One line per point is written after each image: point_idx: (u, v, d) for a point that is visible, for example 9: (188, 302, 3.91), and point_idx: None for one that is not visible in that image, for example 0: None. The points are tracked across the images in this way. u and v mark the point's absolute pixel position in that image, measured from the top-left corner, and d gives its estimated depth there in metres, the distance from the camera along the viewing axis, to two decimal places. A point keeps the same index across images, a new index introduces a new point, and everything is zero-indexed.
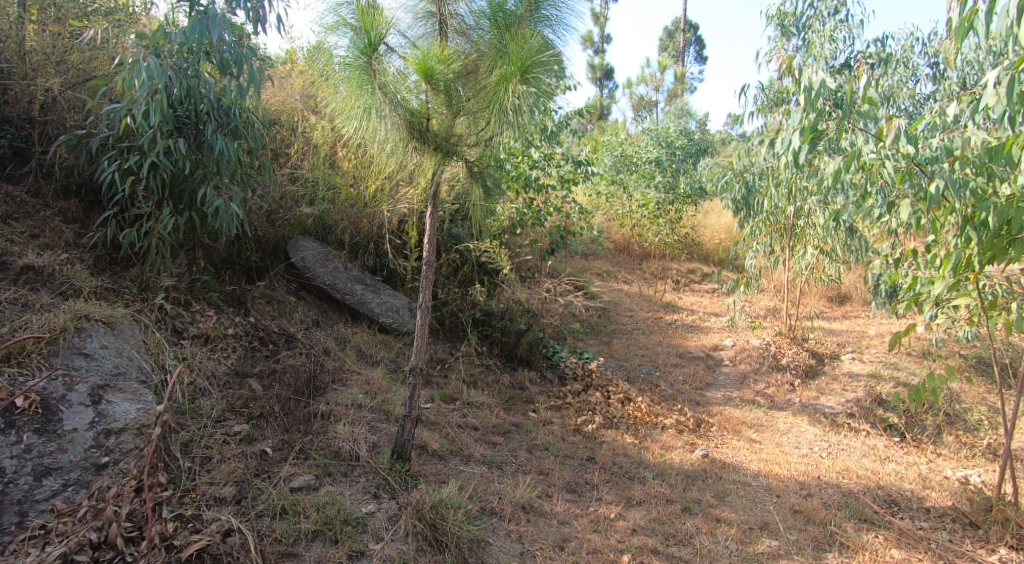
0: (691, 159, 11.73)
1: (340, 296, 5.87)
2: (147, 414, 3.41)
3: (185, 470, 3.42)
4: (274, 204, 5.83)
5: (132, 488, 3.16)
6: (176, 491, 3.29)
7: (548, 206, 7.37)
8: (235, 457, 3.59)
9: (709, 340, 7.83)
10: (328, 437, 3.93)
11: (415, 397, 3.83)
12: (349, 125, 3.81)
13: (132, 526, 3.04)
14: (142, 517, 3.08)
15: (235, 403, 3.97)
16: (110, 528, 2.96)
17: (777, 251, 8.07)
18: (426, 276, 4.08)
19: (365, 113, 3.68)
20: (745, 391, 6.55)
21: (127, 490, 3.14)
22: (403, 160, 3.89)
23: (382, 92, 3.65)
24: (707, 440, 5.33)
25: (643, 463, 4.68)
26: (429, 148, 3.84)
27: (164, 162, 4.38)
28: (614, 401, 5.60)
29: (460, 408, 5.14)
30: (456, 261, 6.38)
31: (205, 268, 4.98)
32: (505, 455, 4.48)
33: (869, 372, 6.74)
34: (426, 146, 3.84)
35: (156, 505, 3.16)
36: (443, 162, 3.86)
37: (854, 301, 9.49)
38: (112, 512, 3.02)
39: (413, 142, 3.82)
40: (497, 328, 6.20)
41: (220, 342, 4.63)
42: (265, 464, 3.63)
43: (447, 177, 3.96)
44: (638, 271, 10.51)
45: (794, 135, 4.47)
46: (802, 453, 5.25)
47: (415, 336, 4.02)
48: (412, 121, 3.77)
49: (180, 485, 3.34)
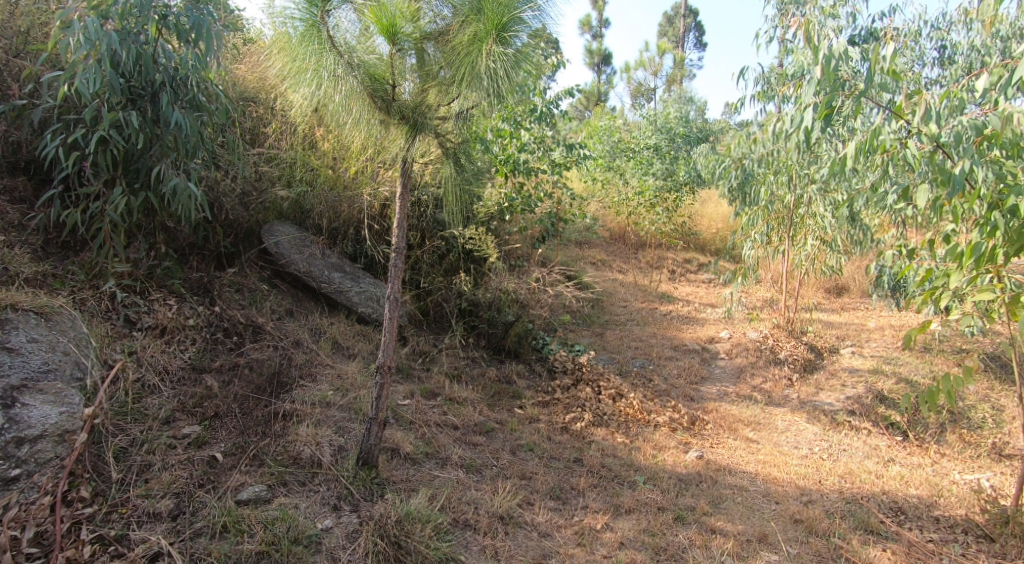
0: (689, 145, 11.35)
1: (315, 285, 5.54)
2: (71, 419, 3.11)
3: (116, 481, 3.11)
4: (247, 185, 5.49)
5: (43, 505, 2.86)
6: (102, 506, 2.99)
7: (539, 191, 7.00)
8: (177, 466, 3.27)
9: (705, 332, 7.52)
10: (287, 441, 3.61)
11: (383, 398, 3.48)
12: (298, 92, 3.49)
13: (36, 551, 2.74)
14: (51, 539, 2.79)
15: (187, 403, 3.65)
16: (5, 556, 2.67)
17: (776, 241, 7.79)
18: (395, 264, 3.73)
19: (315, 76, 3.40)
20: (741, 386, 6.24)
21: (36, 508, 2.84)
22: (369, 134, 3.58)
23: (333, 51, 3.37)
24: (701, 439, 5.00)
25: (633, 465, 4.35)
26: (397, 120, 3.55)
27: (114, 136, 4.10)
28: (605, 397, 5.27)
29: (440, 405, 4.81)
30: (441, 248, 6.01)
31: (165, 254, 4.69)
32: (485, 458, 4.16)
33: (870, 367, 6.42)
34: (395, 117, 3.54)
35: (75, 524, 2.88)
36: (413, 138, 3.55)
37: (853, 292, 9.17)
38: (10, 538, 2.72)
39: (380, 112, 3.53)
40: (484, 319, 5.89)
41: (178, 334, 4.32)
42: (212, 473, 3.31)
43: (417, 154, 3.64)
44: (632, 261, 10.18)
45: (807, 111, 4.07)
46: (801, 454, 4.92)
47: (384, 329, 3.66)
48: (375, 87, 3.48)
49: (108, 498, 3.04)
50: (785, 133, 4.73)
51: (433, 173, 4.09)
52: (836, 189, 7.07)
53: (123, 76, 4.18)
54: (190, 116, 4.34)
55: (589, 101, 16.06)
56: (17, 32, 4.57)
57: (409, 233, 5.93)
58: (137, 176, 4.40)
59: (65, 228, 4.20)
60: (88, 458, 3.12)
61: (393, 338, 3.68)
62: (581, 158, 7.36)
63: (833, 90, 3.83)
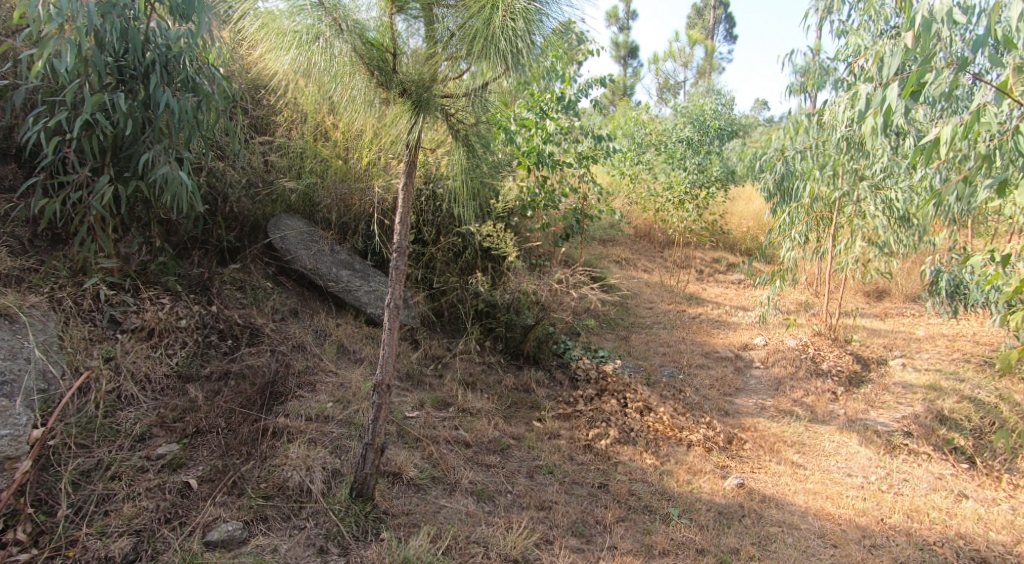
0: (722, 139, 10.79)
1: (322, 283, 5.15)
2: (14, 444, 2.81)
3: (66, 516, 2.80)
4: (253, 176, 5.14)
5: None
6: (44, 550, 2.69)
7: (564, 185, 6.53)
8: (143, 495, 2.95)
9: (738, 337, 7.03)
10: (274, 466, 3.24)
11: (379, 421, 3.07)
12: (283, 61, 3.11)
13: None
14: None
15: (168, 416, 3.30)
16: None
17: (815, 242, 7.30)
18: (396, 266, 3.31)
19: (306, 42, 3.04)
20: (780, 399, 5.75)
21: None
22: (367, 111, 3.20)
23: (326, 14, 3.03)
24: (741, 462, 4.55)
25: (665, 494, 3.93)
26: (398, 96, 3.16)
27: (100, 120, 3.71)
28: (632, 411, 4.83)
29: (452, 418, 4.40)
30: (457, 245, 5.58)
31: (161, 248, 4.32)
32: (499, 483, 3.75)
33: (926, 384, 5.94)
34: (396, 92, 3.16)
35: None
36: (415, 118, 3.15)
37: (894, 297, 8.58)
38: None
39: (379, 89, 3.16)
40: (502, 322, 5.46)
41: (168, 336, 3.93)
42: (180, 505, 2.97)
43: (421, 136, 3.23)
44: (658, 260, 9.71)
45: (894, 89, 3.85)
46: (855, 483, 4.42)
47: (384, 342, 3.23)
48: (373, 56, 3.11)
49: (53, 538, 2.73)
50: (865, 115, 4.45)
51: (443, 165, 3.72)
52: (889, 188, 6.64)
53: (111, 56, 3.81)
54: (183, 100, 3.94)
55: (614, 94, 15.55)
56: (10, 9, 4.26)
57: (423, 229, 5.51)
58: (127, 165, 4.03)
59: (45, 219, 3.81)
60: (33, 488, 2.81)
61: (393, 353, 3.24)
62: (609, 151, 6.86)
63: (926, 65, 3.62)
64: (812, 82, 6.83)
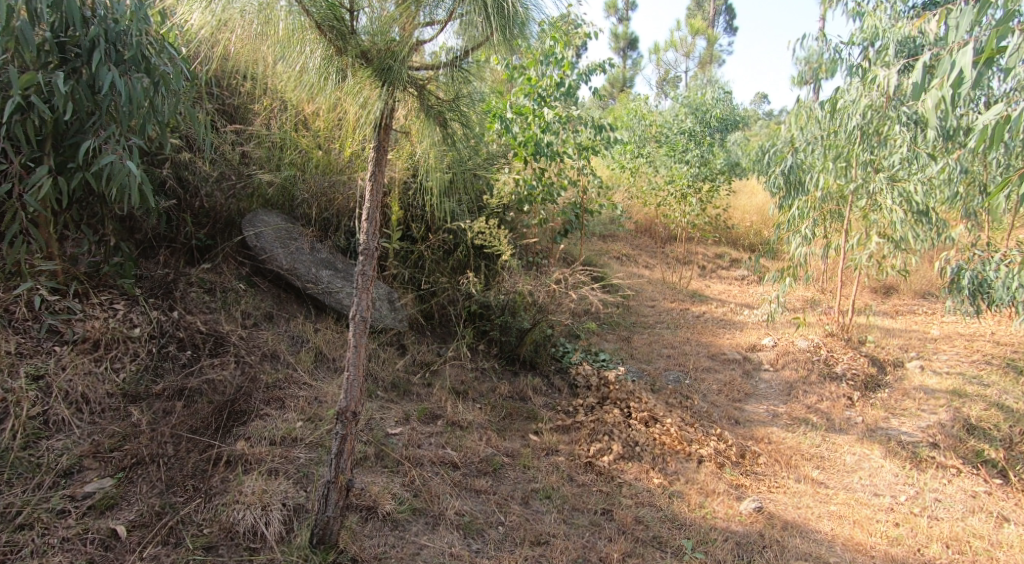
0: (724, 130, 10.36)
1: (300, 283, 4.68)
2: None
3: None
4: (226, 169, 4.70)
5: None
6: None
7: (562, 178, 6.07)
8: (58, 549, 2.71)
9: (745, 337, 6.60)
10: (222, 505, 2.98)
11: (344, 456, 2.76)
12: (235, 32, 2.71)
13: None
14: None
15: (104, 443, 3.09)
16: None
17: (824, 238, 6.90)
18: (363, 270, 2.87)
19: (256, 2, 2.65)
20: (793, 405, 5.33)
21: None
22: (323, 82, 2.81)
23: None
24: (758, 479, 4.15)
25: (676, 522, 3.57)
26: (357, 63, 2.78)
27: (34, 102, 3.31)
28: (636, 422, 4.41)
29: (440, 433, 3.98)
30: (448, 243, 5.14)
31: (116, 247, 3.89)
32: (490, 513, 3.40)
33: (949, 388, 5.52)
34: (355, 60, 2.77)
35: None
36: (379, 91, 2.78)
37: (903, 293, 8.16)
38: None
39: (335, 57, 2.77)
40: (496, 325, 5.03)
41: (116, 348, 3.49)
42: (107, 556, 2.73)
43: (384, 111, 2.84)
44: (659, 256, 9.29)
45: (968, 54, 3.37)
46: (884, 504, 4.02)
47: (349, 361, 2.83)
48: (327, 15, 2.71)
49: None
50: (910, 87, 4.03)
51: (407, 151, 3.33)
52: (906, 180, 6.16)
53: (48, 31, 3.44)
54: (132, 83, 3.53)
55: (614, 86, 15.16)
56: None
57: (412, 225, 5.07)
58: (70, 155, 3.61)
59: None
60: None
61: (359, 372, 2.85)
62: (609, 141, 6.41)
63: (1006, 20, 3.20)
64: (822, 69, 6.38)
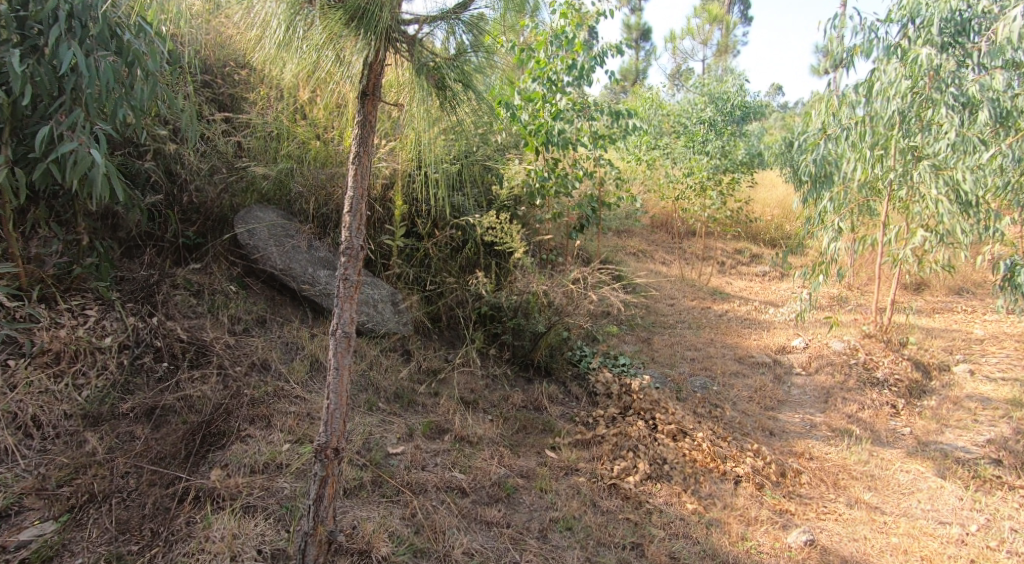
0: (745, 119, 9.88)
1: (295, 285, 4.25)
2: None
3: None
4: (217, 160, 4.28)
5: None
6: None
7: (578, 168, 5.62)
8: None
9: (773, 338, 6.12)
10: (183, 553, 2.60)
11: (323, 503, 2.45)
12: None
13: None
14: None
15: (52, 477, 2.73)
16: None
17: (857, 230, 6.40)
18: (346, 273, 2.47)
19: None
20: (832, 413, 4.86)
21: None
22: (289, 35, 2.38)
23: None
24: (804, 503, 3.71)
25: (717, 559, 3.16)
26: (329, 10, 2.36)
27: None
28: (664, 436, 3.97)
29: (447, 452, 3.56)
30: (455, 240, 4.71)
31: (89, 246, 3.48)
32: (504, 550, 3.00)
33: (1007, 397, 5.04)
34: (325, 4, 2.36)
35: None
36: (355, 42, 2.36)
37: (936, 289, 7.67)
38: None
39: (306, 6, 2.36)
40: (509, 328, 4.58)
41: (78, 362, 3.11)
42: None
43: (364, 67, 2.42)
44: (676, 251, 8.82)
45: None
46: (952, 536, 3.58)
47: (330, 388, 2.44)
48: None
49: None
50: None
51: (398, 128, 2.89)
52: (953, 168, 5.45)
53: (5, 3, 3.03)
54: (100, 61, 3.10)
55: (626, 76, 14.66)
56: None
57: (417, 220, 4.63)
58: (32, 144, 3.19)
59: None
60: None
61: (342, 398, 2.48)
62: (627, 129, 5.94)
63: None
64: (859, 48, 5.89)
